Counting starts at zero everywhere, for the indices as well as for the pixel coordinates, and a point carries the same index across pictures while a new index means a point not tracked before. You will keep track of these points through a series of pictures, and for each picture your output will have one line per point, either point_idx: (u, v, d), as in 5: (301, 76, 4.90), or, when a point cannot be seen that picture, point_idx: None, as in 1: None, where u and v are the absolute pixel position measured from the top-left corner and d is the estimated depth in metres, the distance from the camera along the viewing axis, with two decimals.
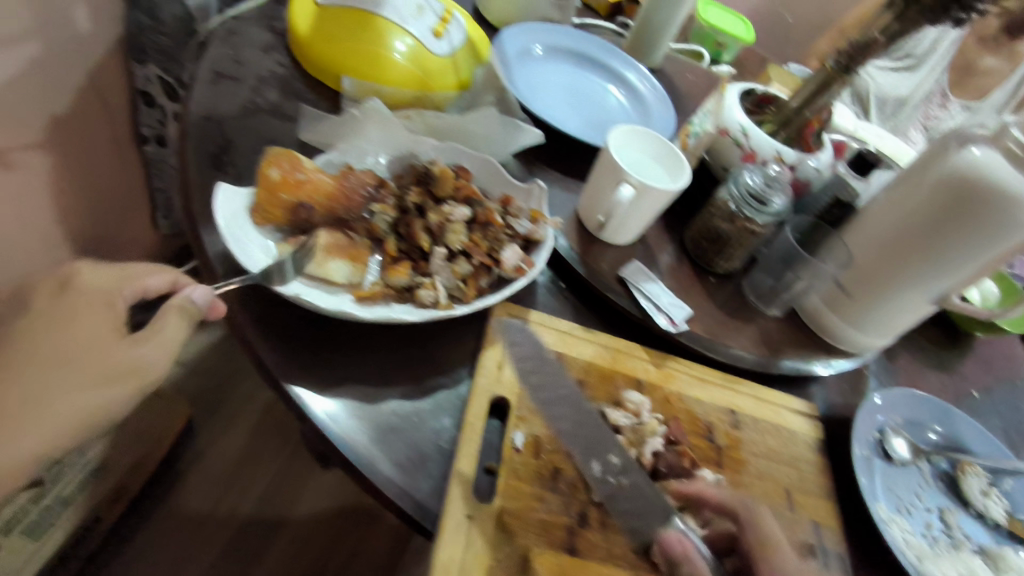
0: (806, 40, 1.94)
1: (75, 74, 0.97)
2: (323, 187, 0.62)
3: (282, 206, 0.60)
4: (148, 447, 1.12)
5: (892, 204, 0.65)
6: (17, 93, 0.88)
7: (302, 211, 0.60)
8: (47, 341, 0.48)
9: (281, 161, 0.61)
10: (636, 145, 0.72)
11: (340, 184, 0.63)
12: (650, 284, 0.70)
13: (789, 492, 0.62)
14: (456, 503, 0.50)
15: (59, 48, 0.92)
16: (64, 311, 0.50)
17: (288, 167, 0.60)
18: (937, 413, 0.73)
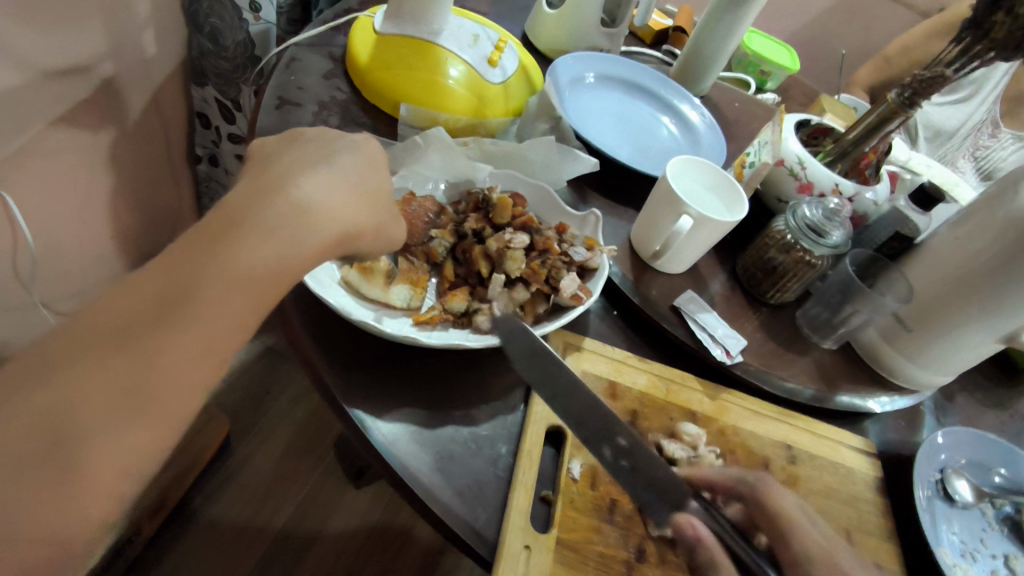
0: (847, 67, 1.93)
1: (141, 96, 1.01)
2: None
3: None
4: (187, 459, 1.14)
5: (958, 242, 0.64)
6: (89, 114, 0.92)
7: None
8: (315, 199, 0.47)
9: None
10: (693, 174, 0.72)
11: (405, 212, 0.63)
12: (704, 315, 0.69)
13: (849, 532, 0.60)
14: (515, 531, 0.50)
15: (129, 71, 0.96)
16: (328, 207, 0.47)
17: None
18: (1004, 456, 0.70)
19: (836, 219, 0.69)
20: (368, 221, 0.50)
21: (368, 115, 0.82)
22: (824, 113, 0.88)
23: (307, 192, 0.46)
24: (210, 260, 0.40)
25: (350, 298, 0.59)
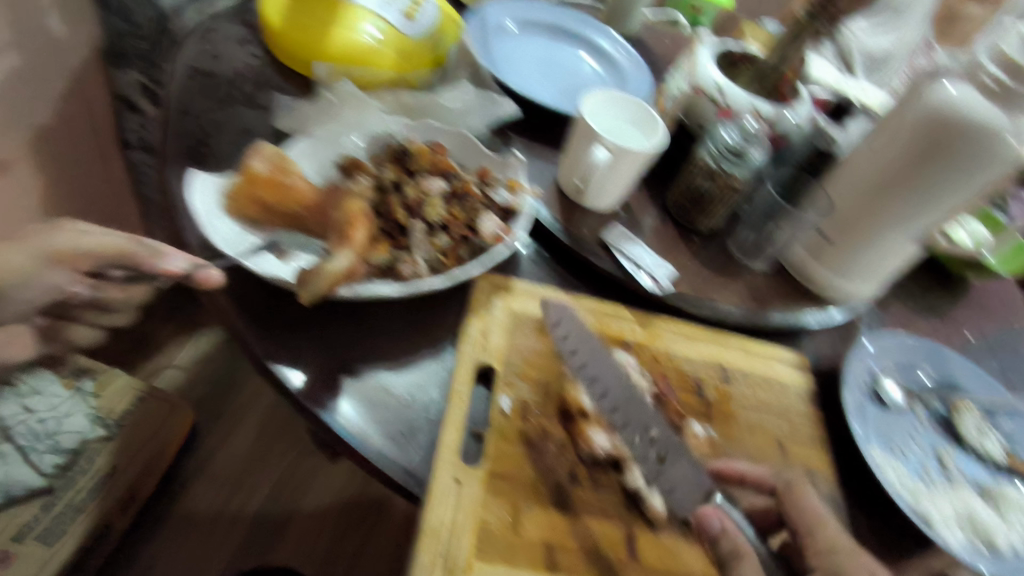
0: None
1: (55, 85, 0.97)
2: (308, 197, 0.61)
3: (256, 202, 0.59)
4: (154, 446, 1.12)
5: (871, 148, 0.65)
6: None
7: (275, 212, 0.60)
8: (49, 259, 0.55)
9: (266, 155, 0.60)
10: (616, 108, 0.71)
11: (320, 195, 0.61)
12: (633, 246, 0.70)
13: (781, 442, 0.62)
14: (445, 465, 0.50)
15: (38, 58, 0.92)
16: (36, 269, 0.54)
17: (273, 165, 0.60)
18: (928, 355, 0.74)
19: (753, 139, 0.70)
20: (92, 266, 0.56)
21: (284, 79, 0.80)
22: (747, 40, 0.88)
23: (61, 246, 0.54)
24: None
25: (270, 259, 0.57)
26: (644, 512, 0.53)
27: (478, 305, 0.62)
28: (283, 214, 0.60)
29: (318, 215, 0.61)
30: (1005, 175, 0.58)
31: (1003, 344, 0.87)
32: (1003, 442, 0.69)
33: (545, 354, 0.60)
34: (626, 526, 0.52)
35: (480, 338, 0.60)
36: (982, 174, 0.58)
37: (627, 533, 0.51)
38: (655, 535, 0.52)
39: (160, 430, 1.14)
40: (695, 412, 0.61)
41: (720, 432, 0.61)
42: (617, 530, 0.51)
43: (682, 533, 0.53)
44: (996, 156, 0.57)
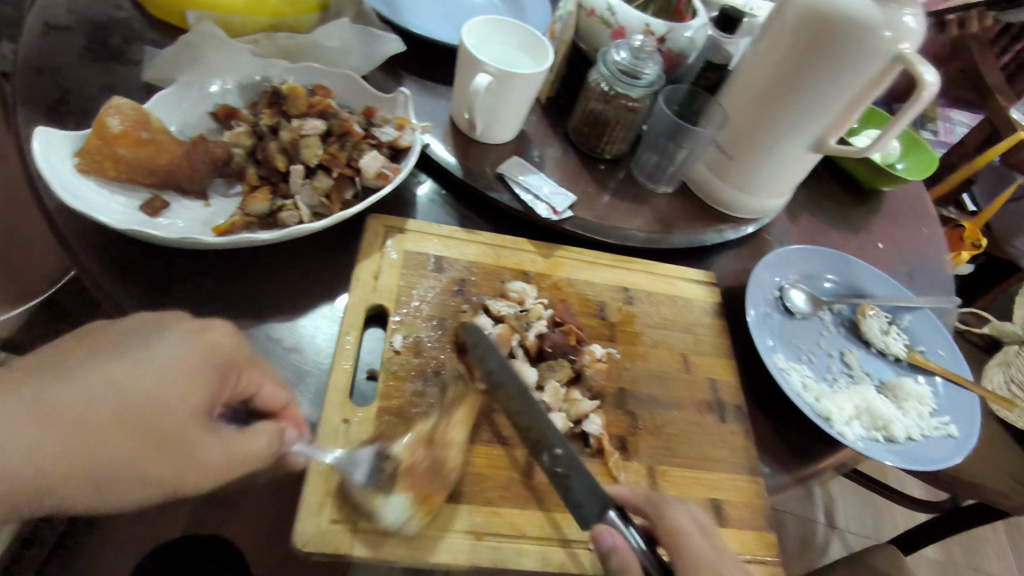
0: None
1: None
2: (168, 148, 0.57)
3: (116, 159, 0.55)
4: None
5: (759, 56, 0.64)
6: None
7: (137, 167, 0.56)
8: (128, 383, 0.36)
9: (125, 110, 0.56)
10: (499, 33, 0.68)
11: (188, 153, 0.58)
12: (529, 176, 0.68)
13: (685, 355, 0.62)
14: (332, 406, 0.49)
15: None
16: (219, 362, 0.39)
17: (131, 120, 0.56)
18: (833, 264, 0.75)
19: (644, 54, 0.66)
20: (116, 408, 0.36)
21: (156, 31, 0.75)
22: None
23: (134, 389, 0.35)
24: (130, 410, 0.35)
25: (141, 215, 0.56)
26: None
27: (369, 246, 0.60)
28: (149, 170, 0.57)
29: (186, 167, 0.58)
30: (884, 73, 0.57)
31: (911, 249, 0.89)
32: (905, 340, 0.71)
33: (440, 291, 0.59)
34: (524, 449, 0.51)
35: (370, 280, 0.58)
36: (862, 73, 0.58)
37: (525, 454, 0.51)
38: None
39: None
40: (598, 335, 0.61)
41: (624, 352, 0.60)
42: (515, 454, 0.51)
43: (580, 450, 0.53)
44: (869, 48, 0.55)
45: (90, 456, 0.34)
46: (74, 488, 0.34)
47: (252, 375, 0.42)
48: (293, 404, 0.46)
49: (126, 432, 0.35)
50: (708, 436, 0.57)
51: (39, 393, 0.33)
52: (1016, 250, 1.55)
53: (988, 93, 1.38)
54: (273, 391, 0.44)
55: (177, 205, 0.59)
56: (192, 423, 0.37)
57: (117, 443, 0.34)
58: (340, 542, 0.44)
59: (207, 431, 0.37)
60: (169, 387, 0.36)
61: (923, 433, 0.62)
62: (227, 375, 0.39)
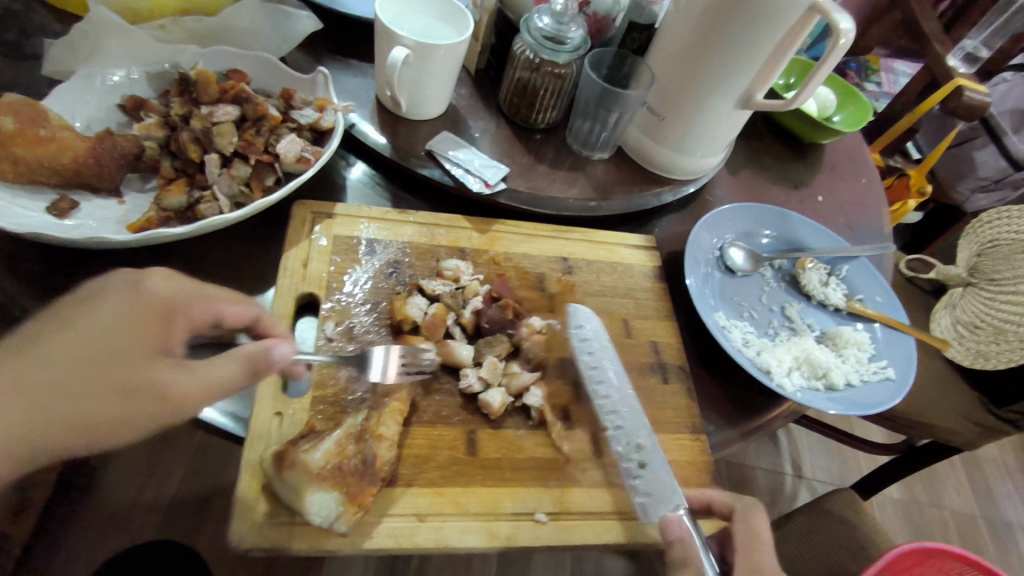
0: None
1: None
2: (71, 145, 0.54)
3: (13, 161, 0.52)
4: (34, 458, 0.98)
5: (681, 12, 0.63)
6: None
7: (39, 168, 0.53)
8: (74, 334, 0.38)
9: (20, 110, 0.53)
10: (417, 4, 0.66)
11: (94, 148, 0.55)
12: (459, 151, 0.67)
13: (626, 321, 0.62)
14: (264, 400, 0.48)
15: None
16: (163, 295, 0.42)
17: (27, 119, 0.53)
18: (772, 219, 0.75)
19: (566, 18, 0.64)
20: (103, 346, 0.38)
21: (60, 22, 0.71)
22: None
23: (90, 326, 0.38)
24: (100, 356, 0.38)
25: (47, 217, 0.53)
26: (483, 413, 0.52)
27: (294, 234, 0.58)
28: (52, 170, 0.54)
29: (93, 164, 0.55)
30: (801, 22, 0.57)
31: (851, 201, 0.91)
32: (844, 290, 0.73)
33: (373, 274, 0.58)
34: (465, 428, 0.51)
35: (299, 268, 0.56)
36: (781, 21, 0.57)
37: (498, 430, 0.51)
38: (495, 429, 0.51)
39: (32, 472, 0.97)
40: (537, 307, 0.60)
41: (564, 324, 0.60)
42: (456, 433, 0.50)
43: (523, 424, 0.52)
44: None
45: (63, 396, 0.36)
46: (50, 433, 0.35)
47: (207, 308, 0.44)
48: (264, 318, 0.48)
49: (90, 370, 0.37)
50: (652, 399, 0.57)
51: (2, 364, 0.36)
52: (960, 196, 1.59)
53: (926, 42, 1.40)
54: (235, 312, 0.46)
55: (88, 205, 0.56)
56: (153, 356, 0.39)
57: (86, 384, 0.37)
58: (275, 537, 0.43)
59: (169, 362, 0.39)
60: (129, 328, 0.39)
61: (861, 378, 0.64)
62: (179, 316, 0.42)
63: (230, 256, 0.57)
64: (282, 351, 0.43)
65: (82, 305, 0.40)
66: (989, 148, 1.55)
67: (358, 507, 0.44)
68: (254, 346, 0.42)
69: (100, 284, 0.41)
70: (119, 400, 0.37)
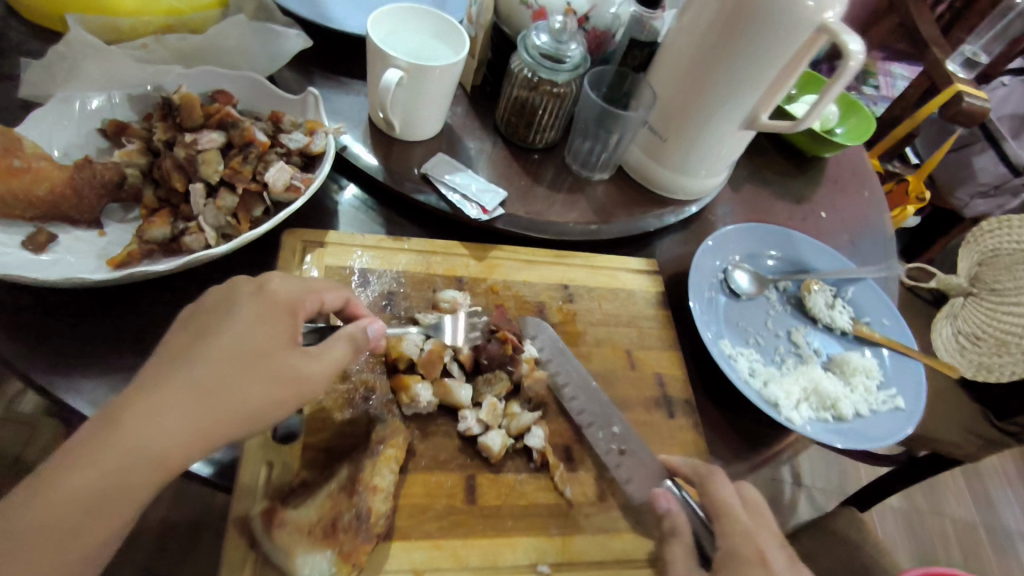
0: None
1: None
2: (48, 175, 0.52)
3: None
4: None
5: (683, 30, 0.61)
6: None
7: (14, 202, 0.51)
8: (221, 339, 0.40)
9: None
10: (410, 22, 0.64)
11: (72, 178, 0.52)
12: (456, 175, 0.64)
13: (630, 352, 0.60)
14: (252, 447, 0.45)
15: None
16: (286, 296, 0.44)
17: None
18: (776, 239, 0.74)
19: (565, 36, 0.62)
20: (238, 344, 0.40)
21: (39, 40, 0.68)
22: None
23: (214, 336, 0.40)
24: (235, 356, 0.40)
25: (22, 253, 0.50)
26: (483, 455, 0.50)
27: (284, 265, 0.56)
28: (28, 202, 0.51)
29: (71, 195, 0.53)
30: (809, 42, 0.55)
31: (854, 216, 0.89)
32: (851, 313, 0.71)
33: (367, 307, 0.56)
34: (463, 473, 0.49)
35: None
36: (789, 42, 0.55)
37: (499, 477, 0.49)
38: (495, 473, 0.49)
39: None
40: None
41: None
42: (455, 479, 0.48)
43: (524, 467, 0.50)
44: (791, 18, 0.53)
45: (226, 396, 0.39)
46: (227, 428, 0.39)
47: (314, 298, 0.46)
48: (354, 300, 0.50)
49: (241, 371, 0.39)
50: (657, 435, 0.55)
51: (171, 378, 0.38)
52: (959, 202, 1.58)
53: (925, 46, 1.38)
54: (333, 297, 0.48)
55: (67, 237, 0.53)
56: (285, 349, 0.42)
57: (246, 382, 0.39)
58: None
59: (299, 351, 0.42)
60: (262, 329, 0.41)
61: (870, 408, 0.62)
62: (296, 308, 0.44)
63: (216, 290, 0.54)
64: (375, 328, 0.47)
65: (212, 311, 0.41)
66: (988, 153, 1.53)
67: (353, 566, 0.42)
68: (352, 327, 0.45)
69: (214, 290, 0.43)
70: (268, 397, 0.40)
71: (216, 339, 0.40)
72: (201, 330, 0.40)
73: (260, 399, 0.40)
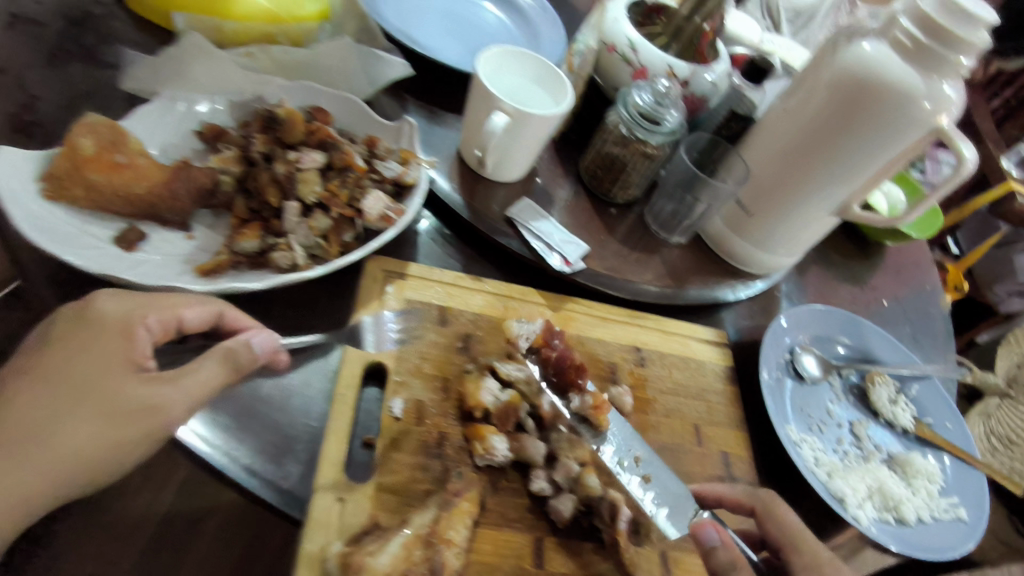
0: None
1: None
2: (147, 174, 0.52)
3: (90, 187, 0.50)
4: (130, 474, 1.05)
5: (788, 112, 0.61)
6: None
7: (112, 197, 0.51)
8: (54, 372, 0.41)
9: (100, 131, 0.51)
10: (514, 65, 0.64)
11: (172, 178, 0.53)
12: (541, 222, 0.64)
13: (697, 427, 0.59)
14: (325, 483, 0.45)
15: None
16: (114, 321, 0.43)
17: (107, 143, 0.51)
18: (845, 326, 0.73)
19: (666, 100, 0.63)
20: (72, 380, 0.41)
21: (139, 29, 0.68)
22: None
23: (51, 371, 0.41)
24: (63, 396, 0.40)
25: (113, 249, 0.50)
26: (553, 521, 0.48)
27: (368, 294, 0.56)
28: (125, 199, 0.51)
29: (167, 197, 0.53)
30: (918, 143, 0.55)
31: (915, 308, 0.88)
32: (914, 411, 0.70)
33: (444, 347, 0.55)
34: (533, 538, 0.47)
35: (368, 334, 0.54)
36: (898, 141, 0.55)
37: (568, 542, 0.48)
38: (560, 539, 0.48)
39: None
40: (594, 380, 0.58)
41: (637, 423, 0.57)
42: (522, 543, 0.47)
43: (590, 537, 0.49)
44: (906, 118, 0.53)
45: (57, 435, 0.40)
46: None
47: (164, 313, 0.44)
48: (229, 313, 0.48)
49: (75, 402, 0.40)
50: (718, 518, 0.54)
51: (17, 404, 0.40)
52: (995, 297, 1.57)
53: (981, 140, 1.38)
54: (196, 312, 0.46)
55: (155, 237, 0.53)
56: (124, 379, 0.42)
57: (74, 417, 0.40)
58: None
59: (141, 378, 0.42)
60: (93, 363, 0.41)
61: (932, 516, 0.60)
62: (137, 330, 0.43)
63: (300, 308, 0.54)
64: (257, 341, 0.46)
65: (59, 346, 0.42)
66: None
67: None
68: (229, 342, 0.44)
69: (70, 315, 0.44)
70: (97, 432, 0.40)
71: (52, 372, 0.41)
72: (49, 363, 0.41)
73: (90, 432, 0.40)
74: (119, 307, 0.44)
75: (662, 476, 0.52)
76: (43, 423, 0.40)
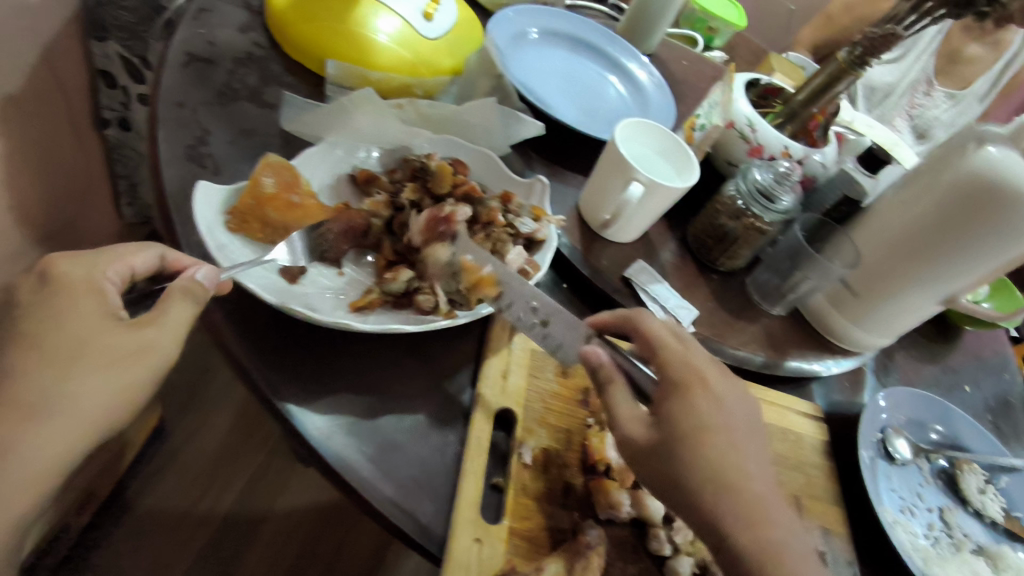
0: (782, 35, 1.90)
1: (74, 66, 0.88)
2: (313, 215, 0.57)
3: (266, 221, 0.55)
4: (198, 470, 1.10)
5: (903, 204, 0.63)
6: (29, 97, 0.80)
7: (282, 231, 0.55)
8: (52, 328, 0.42)
9: (278, 172, 0.56)
10: (645, 136, 0.68)
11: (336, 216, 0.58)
12: (656, 286, 0.67)
13: (798, 499, 0.61)
14: (464, 523, 0.47)
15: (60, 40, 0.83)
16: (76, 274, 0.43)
17: (284, 183, 0.56)
18: (937, 411, 0.74)
19: (785, 182, 0.66)
20: (52, 331, 0.42)
21: (293, 74, 0.74)
22: (772, 73, 0.85)
23: (42, 328, 0.41)
24: (51, 349, 0.41)
25: (280, 280, 0.53)
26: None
27: (498, 342, 0.58)
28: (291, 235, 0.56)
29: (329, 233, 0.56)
30: None
31: (997, 396, 0.89)
32: (1003, 503, 0.70)
33: (566, 399, 0.58)
34: None
35: (499, 379, 0.56)
36: (1017, 241, 0.57)
37: None
38: None
39: (108, 466, 0.94)
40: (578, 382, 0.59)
41: None
42: None
43: None
44: None
45: (68, 388, 0.41)
46: None
47: (117, 264, 0.46)
48: (170, 254, 0.49)
49: (74, 359, 0.41)
50: None
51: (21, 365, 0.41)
52: None
53: None
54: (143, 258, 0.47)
55: (313, 271, 0.56)
56: (105, 328, 0.43)
57: (80, 372, 0.41)
58: None
59: (120, 326, 0.43)
60: (74, 318, 0.42)
61: None
62: (106, 285, 0.44)
63: (437, 348, 0.57)
64: (204, 273, 0.46)
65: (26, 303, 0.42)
66: None
67: None
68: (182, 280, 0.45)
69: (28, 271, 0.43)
70: (115, 385, 0.42)
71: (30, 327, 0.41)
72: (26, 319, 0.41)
73: (100, 384, 0.42)
74: (76, 265, 0.44)
75: (561, 317, 0.55)
76: (53, 382, 0.41)
